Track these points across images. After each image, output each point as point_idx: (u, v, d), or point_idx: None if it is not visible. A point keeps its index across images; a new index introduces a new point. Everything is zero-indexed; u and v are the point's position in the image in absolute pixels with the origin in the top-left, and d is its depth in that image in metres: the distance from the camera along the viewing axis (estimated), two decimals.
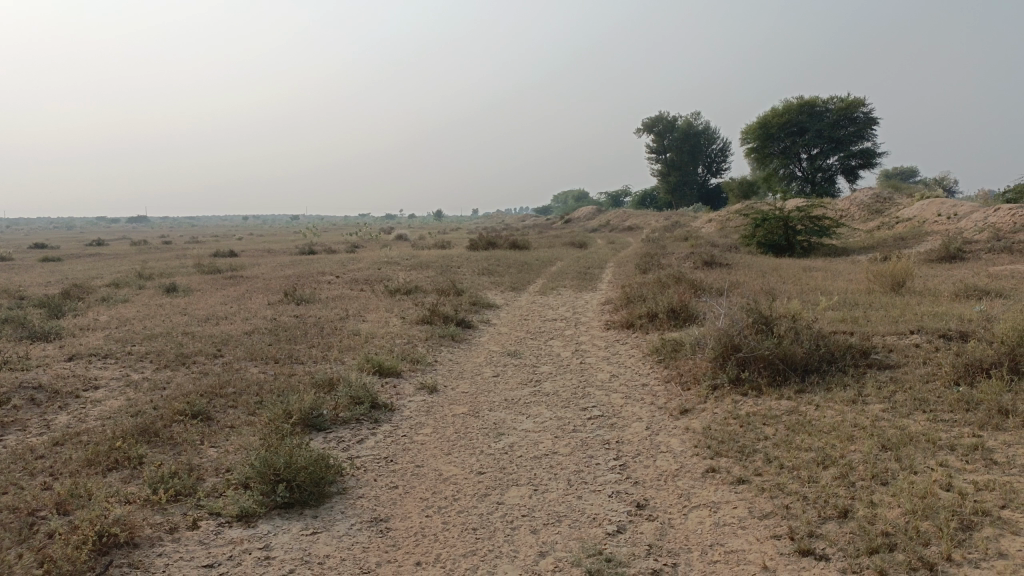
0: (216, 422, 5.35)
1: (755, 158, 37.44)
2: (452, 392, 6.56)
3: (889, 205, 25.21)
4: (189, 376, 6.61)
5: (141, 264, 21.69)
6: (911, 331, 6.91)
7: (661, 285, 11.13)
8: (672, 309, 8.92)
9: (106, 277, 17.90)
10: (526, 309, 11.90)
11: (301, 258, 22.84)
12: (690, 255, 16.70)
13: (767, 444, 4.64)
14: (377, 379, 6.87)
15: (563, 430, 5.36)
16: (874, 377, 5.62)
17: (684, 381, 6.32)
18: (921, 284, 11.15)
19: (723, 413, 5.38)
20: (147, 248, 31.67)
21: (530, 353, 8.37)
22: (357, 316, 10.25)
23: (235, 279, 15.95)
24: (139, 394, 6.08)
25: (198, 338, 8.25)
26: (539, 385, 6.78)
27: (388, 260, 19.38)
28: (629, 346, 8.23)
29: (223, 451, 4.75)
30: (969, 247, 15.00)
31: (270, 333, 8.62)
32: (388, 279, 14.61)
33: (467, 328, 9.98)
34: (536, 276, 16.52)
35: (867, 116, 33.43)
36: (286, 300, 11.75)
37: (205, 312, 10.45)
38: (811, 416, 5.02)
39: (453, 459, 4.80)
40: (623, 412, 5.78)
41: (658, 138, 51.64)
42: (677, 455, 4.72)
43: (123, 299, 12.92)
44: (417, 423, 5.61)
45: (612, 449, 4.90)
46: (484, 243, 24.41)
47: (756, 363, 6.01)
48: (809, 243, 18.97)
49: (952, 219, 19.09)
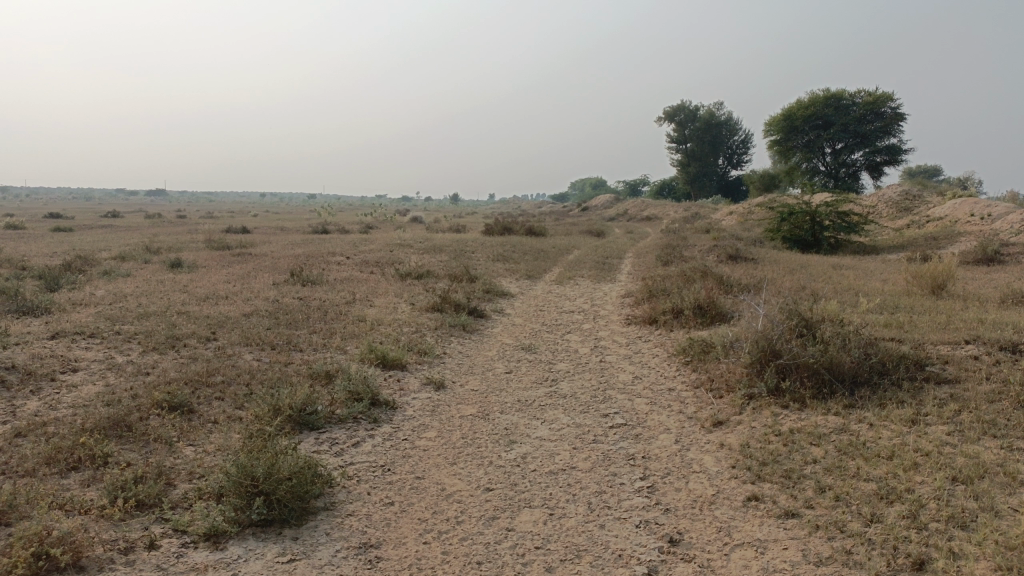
0: (198, 416, 4.84)
1: (777, 152, 36.49)
2: (460, 389, 6.02)
3: (919, 202, 24.36)
4: (176, 362, 6.10)
5: (150, 237, 21.27)
6: (966, 341, 6.26)
7: (687, 279, 10.51)
8: (699, 306, 8.32)
9: (114, 249, 17.51)
10: (542, 299, 11.34)
11: (313, 237, 22.44)
12: (714, 248, 16.06)
13: (816, 470, 4.06)
14: (379, 371, 6.34)
15: (582, 439, 4.80)
16: (932, 393, 4.99)
17: (716, 390, 5.74)
18: (962, 286, 10.47)
19: (762, 428, 4.80)
20: (162, 221, 31.38)
21: (546, 347, 7.82)
22: (364, 301, 9.72)
23: (243, 256, 15.49)
24: (118, 380, 5.58)
25: (192, 319, 7.75)
26: (556, 385, 6.22)
27: (401, 242, 18.88)
28: (653, 345, 7.65)
29: (200, 453, 4.26)
30: (1007, 249, 14.24)
31: (269, 315, 8.11)
32: (399, 262, 14.08)
33: (479, 318, 9.41)
34: (553, 264, 15.95)
35: (896, 112, 32.45)
36: (291, 280, 11.25)
37: (205, 290, 9.96)
38: (866, 438, 4.42)
39: (458, 471, 4.25)
40: (648, 421, 5.21)
41: (679, 128, 50.72)
42: (711, 477, 4.15)
43: (126, 273, 12.49)
44: (420, 425, 5.07)
45: (638, 466, 4.33)
46: (500, 228, 23.81)
47: (799, 372, 5.41)
48: (836, 240, 18.26)
49: (986, 219, 18.29)
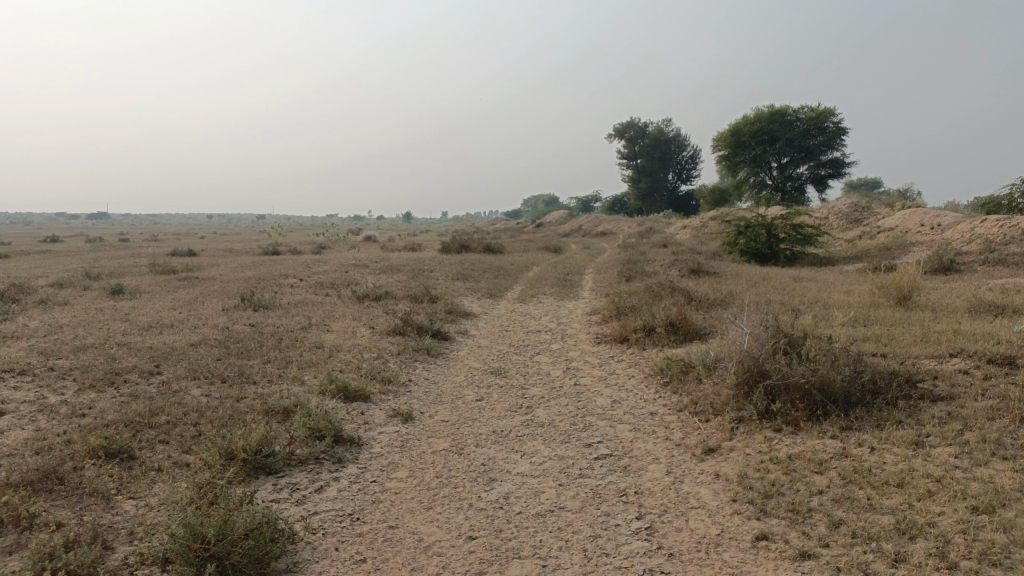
0: (141, 463, 4.33)
1: (725, 167, 36.84)
2: (430, 421, 5.60)
3: (868, 214, 24.78)
4: (116, 401, 5.54)
5: (90, 263, 20.26)
6: (950, 354, 6.09)
7: (654, 295, 10.27)
8: (672, 323, 8.06)
9: (52, 276, 16.60)
10: (506, 318, 10.98)
11: (263, 258, 21.73)
12: (675, 262, 15.92)
13: (825, 502, 3.77)
14: (341, 404, 5.88)
15: (567, 474, 4.43)
16: (929, 412, 4.76)
17: (702, 414, 5.45)
18: (926, 297, 10.43)
19: (758, 455, 4.51)
20: (104, 245, 30.20)
21: (516, 370, 7.44)
22: (321, 326, 9.23)
23: (190, 281, 14.76)
24: (50, 424, 5.00)
25: (135, 351, 7.16)
26: (531, 413, 5.84)
27: (356, 262, 18.33)
28: (627, 365, 7.33)
29: (143, 508, 3.76)
30: (962, 259, 14.41)
31: (219, 345, 7.56)
32: (356, 283, 13.55)
33: (444, 341, 8.98)
34: (514, 282, 15.61)
35: (838, 126, 33.20)
36: (241, 305, 10.67)
37: (149, 319, 9.33)
38: (871, 463, 4.16)
39: (436, 517, 3.84)
40: (635, 450, 4.87)
41: (629, 144, 51.12)
42: (712, 513, 3.82)
43: (63, 301, 11.73)
44: (390, 463, 4.64)
45: (632, 504, 3.98)
46: (457, 245, 23.41)
47: (789, 393, 5.16)
48: (792, 252, 18.33)
49: (936, 228, 18.59)
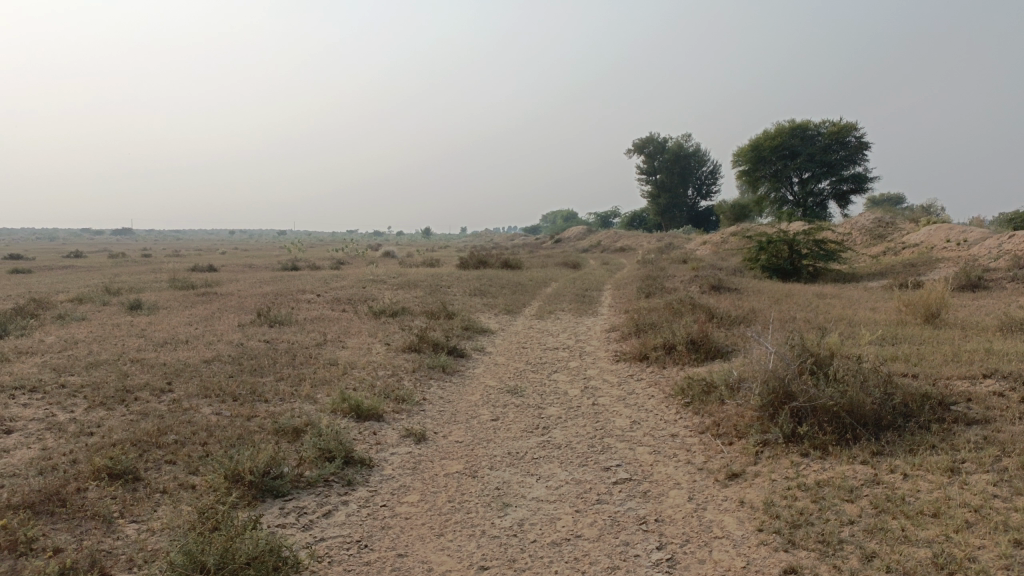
0: (146, 485, 4.22)
1: (746, 182, 36.55)
2: (443, 441, 5.46)
3: (892, 229, 24.40)
4: (125, 419, 5.46)
5: (110, 278, 20.39)
6: (983, 375, 5.85)
7: (674, 311, 10.08)
8: (692, 341, 7.87)
9: (73, 291, 16.71)
10: (523, 335, 10.84)
11: (282, 274, 21.80)
12: (695, 278, 15.72)
13: (856, 532, 3.58)
14: (353, 423, 5.76)
15: (584, 500, 4.26)
16: (965, 437, 4.54)
17: (725, 437, 5.27)
18: (954, 315, 10.15)
19: (784, 481, 4.31)
20: (127, 261, 30.50)
21: (533, 389, 7.28)
22: (336, 342, 9.14)
23: (207, 296, 14.79)
24: (57, 443, 4.91)
25: (148, 367, 7.10)
26: (548, 433, 5.68)
27: (373, 278, 18.30)
28: (647, 384, 7.15)
29: (145, 533, 3.64)
30: (990, 276, 14.07)
31: (232, 361, 7.48)
32: (372, 298, 13.48)
33: (460, 358, 8.85)
34: (531, 298, 15.48)
35: (859, 141, 32.85)
36: (257, 321, 10.62)
37: (165, 334, 9.29)
38: (904, 491, 3.95)
39: (447, 545, 3.68)
40: (655, 474, 4.69)
41: (648, 160, 50.99)
42: (736, 544, 3.63)
43: (82, 316, 11.76)
44: (401, 487, 4.50)
45: (652, 533, 3.80)
46: (475, 261, 23.34)
47: (815, 416, 4.96)
48: (815, 268, 18.04)
49: (962, 244, 18.22)
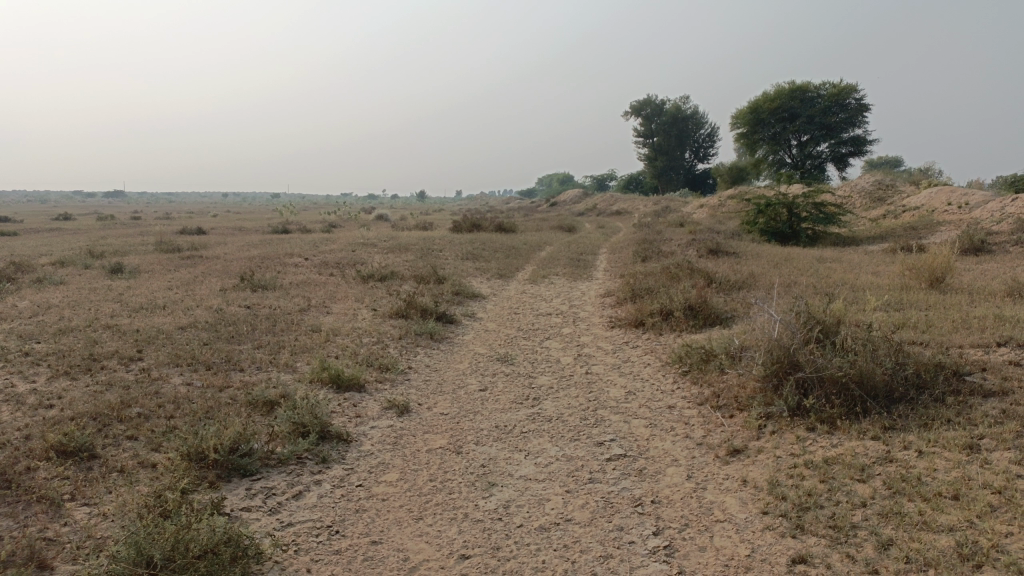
0: (103, 463, 3.91)
1: (743, 144, 35.94)
2: (428, 414, 5.16)
3: (891, 192, 23.97)
4: (89, 390, 5.12)
5: (94, 241, 19.85)
6: (998, 342, 5.54)
7: (671, 276, 9.73)
8: (690, 307, 7.55)
9: (55, 254, 16.25)
10: (516, 300, 10.50)
11: (272, 237, 21.34)
12: (692, 242, 15.34)
13: (870, 516, 3.29)
14: (333, 394, 5.45)
15: (575, 479, 3.97)
16: (983, 410, 4.24)
17: (725, 409, 4.98)
18: (960, 279, 9.81)
19: (790, 458, 4.02)
20: (115, 223, 29.92)
21: (523, 356, 6.98)
22: (321, 308, 8.79)
23: (192, 260, 14.36)
24: (13, 416, 4.59)
25: (119, 335, 6.74)
26: (538, 405, 5.38)
27: (364, 241, 17.87)
28: (643, 351, 6.85)
29: (96, 518, 3.33)
30: (994, 240, 13.70)
31: (210, 328, 7.14)
32: (362, 262, 13.07)
33: (449, 325, 8.52)
34: (525, 262, 15.11)
35: (859, 102, 32.20)
36: (240, 285, 10.25)
37: (143, 299, 8.92)
38: (919, 470, 3.67)
39: (425, 530, 3.38)
40: (651, 450, 4.40)
41: (645, 122, 50.14)
42: (740, 529, 3.35)
43: (60, 280, 11.36)
44: (380, 463, 4.20)
45: (648, 516, 3.51)
46: (469, 224, 22.91)
47: (823, 388, 4.67)
48: (814, 232, 17.65)
49: (964, 207, 17.83)
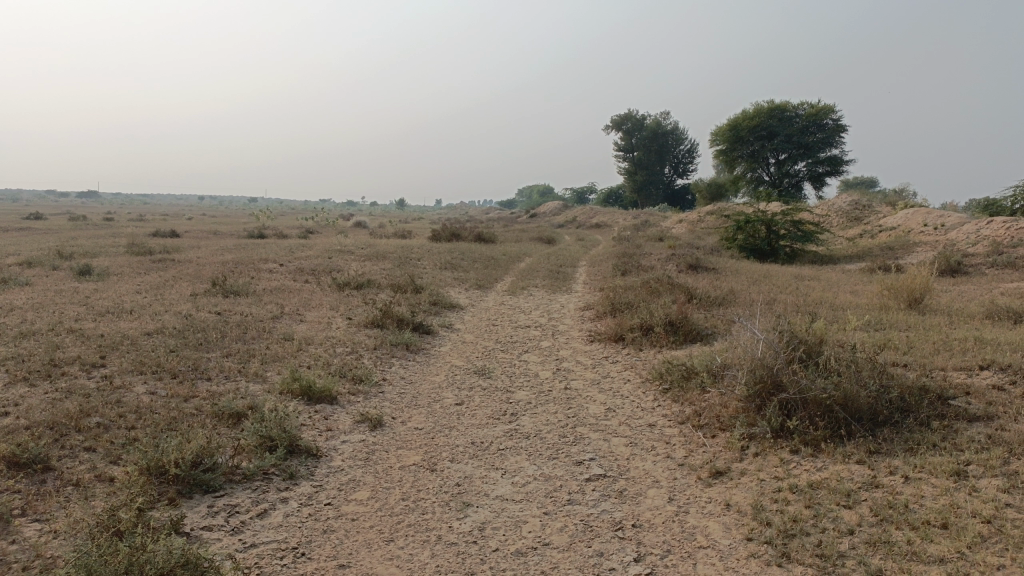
0: (56, 476, 3.70)
1: (723, 161, 36.19)
2: (401, 428, 4.99)
3: (868, 212, 24.21)
4: (47, 397, 4.89)
5: (64, 242, 19.38)
6: (980, 366, 5.50)
7: (651, 291, 9.64)
8: (671, 323, 7.46)
9: (22, 254, 15.81)
10: (494, 311, 10.36)
11: (247, 241, 20.99)
12: (672, 257, 15.32)
13: (859, 544, 3.19)
14: (303, 405, 5.27)
15: (554, 500, 3.83)
16: (968, 435, 4.17)
17: (707, 429, 4.87)
18: (937, 300, 9.83)
19: (774, 482, 3.91)
20: (87, 224, 29.30)
21: (501, 369, 6.84)
22: (294, 316, 8.57)
23: (164, 263, 14.03)
24: None
25: (82, 339, 6.49)
26: (516, 421, 5.24)
27: (342, 248, 17.62)
28: (622, 367, 6.73)
29: (44, 536, 3.12)
30: (970, 262, 13.81)
31: (178, 334, 6.92)
32: (338, 270, 12.86)
33: (425, 335, 8.36)
34: (504, 273, 14.96)
35: (836, 123, 32.58)
36: (212, 291, 9.99)
37: (110, 303, 8.64)
38: (906, 496, 3.58)
39: (396, 554, 3.22)
40: (632, 471, 4.27)
41: (626, 136, 50.38)
42: (724, 556, 3.22)
43: (25, 281, 11.01)
44: (351, 481, 4.03)
45: (629, 541, 3.38)
46: (448, 233, 22.74)
47: (807, 409, 4.57)
48: (792, 249, 17.73)
49: (939, 228, 18.01)
